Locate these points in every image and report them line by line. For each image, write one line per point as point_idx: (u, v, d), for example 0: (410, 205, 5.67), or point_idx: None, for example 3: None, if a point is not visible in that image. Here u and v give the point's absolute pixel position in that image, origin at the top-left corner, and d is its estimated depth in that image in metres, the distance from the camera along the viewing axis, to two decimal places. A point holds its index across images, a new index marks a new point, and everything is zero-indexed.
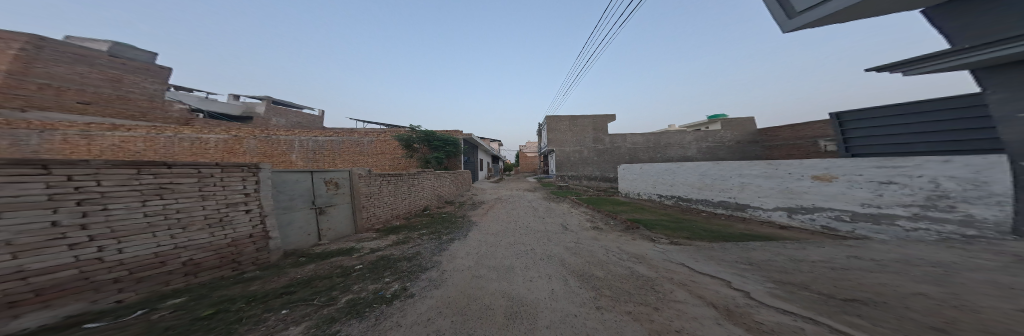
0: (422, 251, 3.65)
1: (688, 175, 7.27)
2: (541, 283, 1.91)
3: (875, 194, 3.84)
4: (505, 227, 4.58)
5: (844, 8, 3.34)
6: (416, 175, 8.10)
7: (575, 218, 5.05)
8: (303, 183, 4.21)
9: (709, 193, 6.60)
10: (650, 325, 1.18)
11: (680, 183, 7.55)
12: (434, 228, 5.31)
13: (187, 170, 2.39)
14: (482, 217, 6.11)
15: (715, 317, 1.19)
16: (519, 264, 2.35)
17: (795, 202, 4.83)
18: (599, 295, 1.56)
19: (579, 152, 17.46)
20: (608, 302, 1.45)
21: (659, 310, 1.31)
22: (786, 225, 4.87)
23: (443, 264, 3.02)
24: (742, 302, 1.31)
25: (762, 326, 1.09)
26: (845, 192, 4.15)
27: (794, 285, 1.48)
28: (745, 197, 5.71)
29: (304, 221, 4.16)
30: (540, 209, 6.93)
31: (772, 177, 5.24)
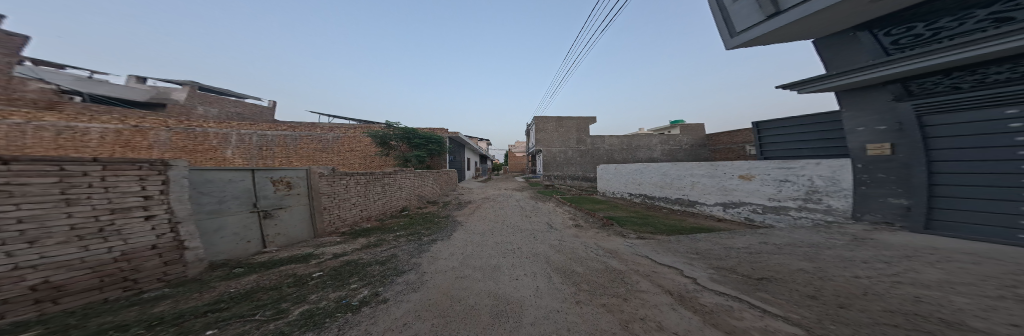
0: (397, 253, 3.44)
1: (653, 175, 8.37)
2: (526, 281, 2.04)
3: (777, 190, 5.01)
4: (490, 227, 4.60)
5: (769, 30, 4.11)
6: (392, 174, 7.53)
7: (559, 216, 5.35)
8: (239, 182, 3.53)
9: (669, 191, 7.70)
10: (620, 316, 1.40)
11: (648, 183, 8.63)
12: (410, 229, 5.00)
13: (39, 167, 1.73)
14: (467, 217, 6.00)
15: (671, 303, 1.45)
16: (505, 264, 2.45)
17: (728, 198, 5.97)
18: (578, 290, 1.74)
19: (563, 153, 18.57)
20: (586, 296, 1.64)
21: (627, 300, 1.53)
22: (722, 217, 6.00)
23: (422, 267, 2.91)
24: (690, 287, 1.61)
25: (704, 307, 1.38)
26: (759, 189, 5.32)
27: (726, 270, 1.88)
28: (695, 194, 6.82)
29: (241, 227, 3.48)
30: (527, 208, 7.14)
31: (712, 176, 6.38)
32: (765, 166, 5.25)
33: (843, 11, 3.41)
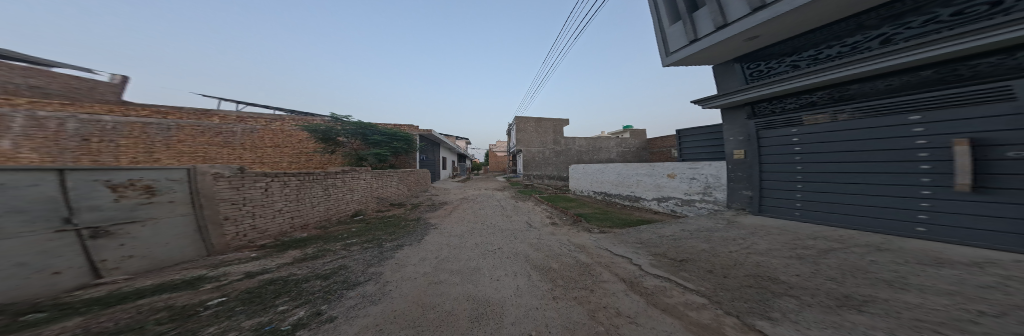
0: (349, 264, 2.96)
1: (609, 174, 9.54)
2: (507, 282, 2.15)
3: (692, 186, 6.29)
4: (467, 228, 4.54)
5: (688, 54, 5.17)
6: (332, 175, 6.82)
7: (535, 215, 5.67)
8: (28, 189, 2.27)
9: (622, 189, 8.85)
10: (588, 307, 1.66)
11: (606, 181, 9.76)
12: (363, 237, 4.33)
13: None
14: (442, 220, 5.64)
15: (624, 289, 1.79)
16: (484, 266, 2.49)
17: (662, 193, 7.18)
18: (554, 286, 1.95)
19: (542, 153, 20.18)
20: (561, 292, 1.85)
21: (593, 291, 1.81)
22: (659, 210, 7.20)
23: (385, 275, 2.63)
24: (637, 273, 2.02)
25: (647, 289, 1.78)
26: (681, 185, 6.59)
27: (661, 255, 2.44)
28: (642, 190, 7.94)
29: (47, 255, 2.23)
30: (508, 208, 7.29)
31: (651, 175, 7.56)
32: (685, 167, 6.51)
33: (732, 45, 4.58)
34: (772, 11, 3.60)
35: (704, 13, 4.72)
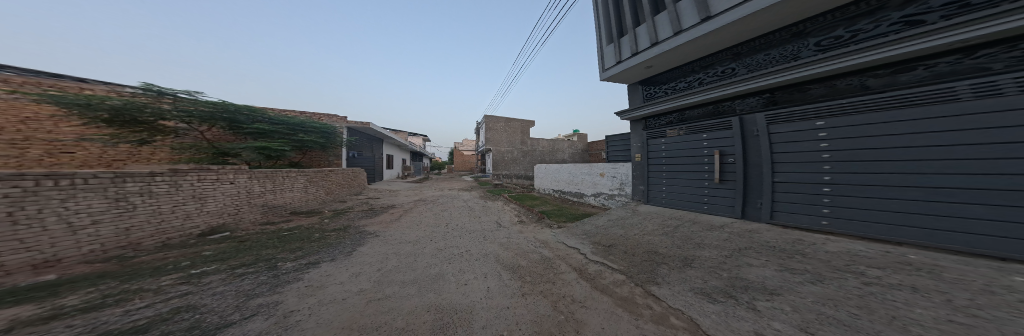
0: (225, 298, 2.03)
1: (559, 173, 9.62)
2: (476, 286, 2.13)
3: (615, 184, 6.95)
4: (416, 236, 4.10)
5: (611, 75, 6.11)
6: (144, 179, 4.31)
7: (499, 214, 5.78)
8: None
9: (568, 187, 9.02)
10: (550, 298, 1.90)
11: (557, 180, 9.79)
12: (236, 262, 2.98)
13: None
14: (386, 228, 4.69)
15: (576, 277, 2.14)
16: (450, 272, 2.43)
17: (594, 189, 7.72)
18: (523, 284, 2.09)
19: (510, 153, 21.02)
20: (529, 288, 2.02)
21: (555, 282, 2.06)
22: (592, 204, 7.75)
23: (297, 301, 1.96)
24: (584, 261, 2.44)
25: (592, 273, 2.21)
26: (608, 183, 7.18)
27: (597, 243, 3.13)
28: (584, 187, 8.15)
29: None
30: (476, 208, 7.12)
31: (589, 173, 7.95)
32: (611, 166, 7.06)
33: (638, 72, 5.70)
34: (669, 44, 4.62)
35: (627, 40, 5.63)
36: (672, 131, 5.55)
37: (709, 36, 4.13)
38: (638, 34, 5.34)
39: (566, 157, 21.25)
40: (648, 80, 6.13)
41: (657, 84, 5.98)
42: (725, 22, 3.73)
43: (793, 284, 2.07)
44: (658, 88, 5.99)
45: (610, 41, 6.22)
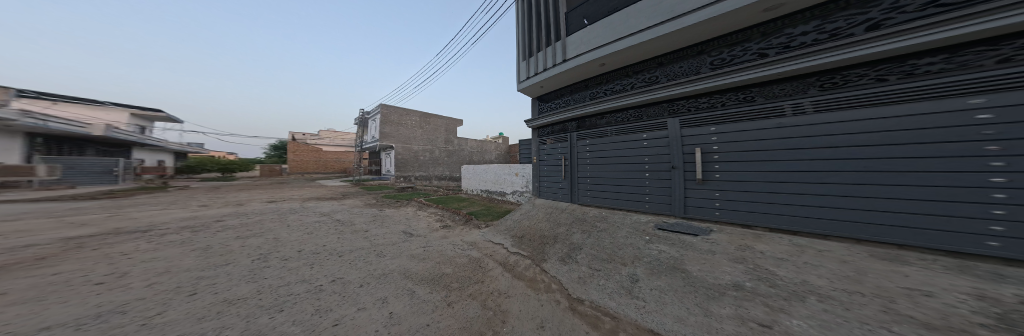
0: None
1: (486, 174, 9.46)
2: (377, 312, 1.73)
3: (523, 181, 7.67)
4: (166, 288, 2.07)
5: (523, 87, 6.20)
6: None
7: (403, 226, 4.75)
8: None
9: (495, 186, 8.98)
10: (477, 297, 2.00)
11: (485, 180, 9.58)
12: None
13: None
14: (49, 284, 2.05)
15: (500, 270, 2.37)
16: (337, 305, 1.84)
17: (509, 187, 8.29)
18: (447, 294, 2.03)
19: (428, 152, 18.04)
20: (456, 296, 2.00)
21: (483, 282, 2.24)
22: (510, 201, 8.18)
23: None
24: (506, 255, 2.78)
25: (510, 264, 2.53)
26: (519, 181, 7.83)
27: (515, 236, 3.63)
28: (506, 187, 8.45)
29: None
30: (378, 218, 5.63)
31: (506, 169, 8.36)
32: (522, 166, 7.70)
33: (532, 91, 6.33)
34: (553, 70, 5.19)
35: (532, 60, 5.95)
36: (548, 141, 6.22)
37: (555, 75, 5.26)
38: (539, 57, 5.71)
39: (492, 159, 20.98)
40: (539, 97, 6.66)
41: (544, 102, 6.55)
42: (583, 61, 4.59)
43: (584, 236, 3.28)
44: (544, 105, 6.55)
45: (522, 58, 6.44)
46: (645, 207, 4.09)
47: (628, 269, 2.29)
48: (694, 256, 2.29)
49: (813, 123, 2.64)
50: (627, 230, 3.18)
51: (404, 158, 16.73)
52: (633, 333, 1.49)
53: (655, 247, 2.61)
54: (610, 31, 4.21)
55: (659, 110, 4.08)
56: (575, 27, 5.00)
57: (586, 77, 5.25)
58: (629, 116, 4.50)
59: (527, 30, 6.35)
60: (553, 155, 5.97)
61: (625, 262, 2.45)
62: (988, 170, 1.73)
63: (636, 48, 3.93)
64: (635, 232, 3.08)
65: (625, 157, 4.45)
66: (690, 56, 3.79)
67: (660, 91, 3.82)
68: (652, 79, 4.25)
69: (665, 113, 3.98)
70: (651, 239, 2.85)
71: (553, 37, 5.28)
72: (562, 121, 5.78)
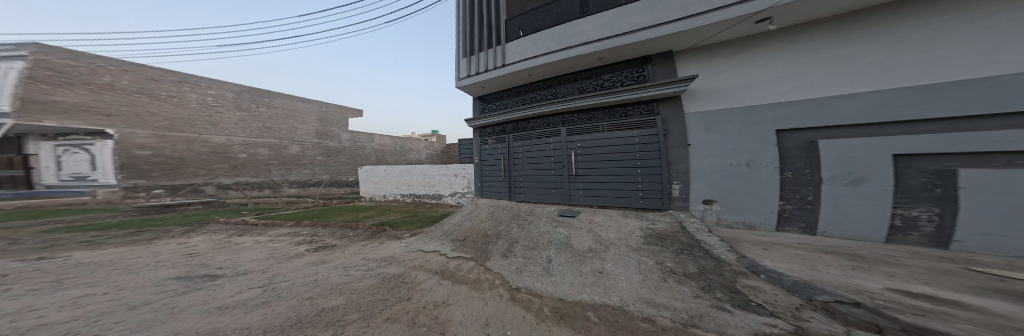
0: None
1: (408, 175, 8.15)
2: None
3: (463, 183, 6.86)
4: None
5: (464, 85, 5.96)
6: None
7: (160, 279, 2.48)
8: None
9: (424, 189, 7.71)
10: (401, 319, 1.61)
11: (403, 182, 8.27)
12: None
13: None
14: None
15: (437, 279, 1.98)
16: None
17: (446, 189, 7.20)
18: (347, 328, 1.48)
19: (271, 146, 11.82)
20: (362, 326, 1.50)
21: (409, 299, 1.83)
22: (451, 204, 7.12)
23: None
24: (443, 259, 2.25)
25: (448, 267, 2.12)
26: (458, 183, 6.94)
27: None
28: (443, 189, 7.27)
29: None
30: (123, 263, 2.97)
31: (445, 169, 7.28)
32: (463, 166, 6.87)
33: (473, 90, 6.19)
34: (495, 73, 5.32)
35: (475, 59, 5.89)
36: (489, 141, 6.17)
37: (495, 79, 5.46)
38: (480, 56, 5.70)
39: (421, 158, 17.25)
40: (480, 98, 6.61)
41: (487, 103, 6.54)
42: (518, 69, 4.96)
43: (512, 229, 3.27)
44: (487, 105, 6.51)
45: (463, 56, 6.23)
46: (558, 199, 4.91)
47: (546, 252, 2.48)
48: (602, 234, 2.93)
49: (624, 136, 4.28)
50: (544, 219, 3.56)
51: (173, 160, 9.42)
52: (554, 306, 1.76)
53: (559, 231, 3.07)
54: (538, 47, 4.81)
55: (558, 120, 5.02)
56: (515, 36, 5.35)
57: (519, 84, 5.71)
58: (541, 124, 5.24)
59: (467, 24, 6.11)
60: (493, 156, 6.01)
61: (555, 243, 2.73)
62: (650, 166, 4.09)
63: (557, 65, 4.66)
64: (549, 220, 3.51)
65: (544, 157, 5.13)
66: (572, 80, 5.06)
67: (559, 106, 4.69)
68: (552, 95, 5.33)
69: (561, 124, 4.97)
70: (557, 224, 3.37)
71: (495, 40, 5.43)
72: (501, 122, 5.82)
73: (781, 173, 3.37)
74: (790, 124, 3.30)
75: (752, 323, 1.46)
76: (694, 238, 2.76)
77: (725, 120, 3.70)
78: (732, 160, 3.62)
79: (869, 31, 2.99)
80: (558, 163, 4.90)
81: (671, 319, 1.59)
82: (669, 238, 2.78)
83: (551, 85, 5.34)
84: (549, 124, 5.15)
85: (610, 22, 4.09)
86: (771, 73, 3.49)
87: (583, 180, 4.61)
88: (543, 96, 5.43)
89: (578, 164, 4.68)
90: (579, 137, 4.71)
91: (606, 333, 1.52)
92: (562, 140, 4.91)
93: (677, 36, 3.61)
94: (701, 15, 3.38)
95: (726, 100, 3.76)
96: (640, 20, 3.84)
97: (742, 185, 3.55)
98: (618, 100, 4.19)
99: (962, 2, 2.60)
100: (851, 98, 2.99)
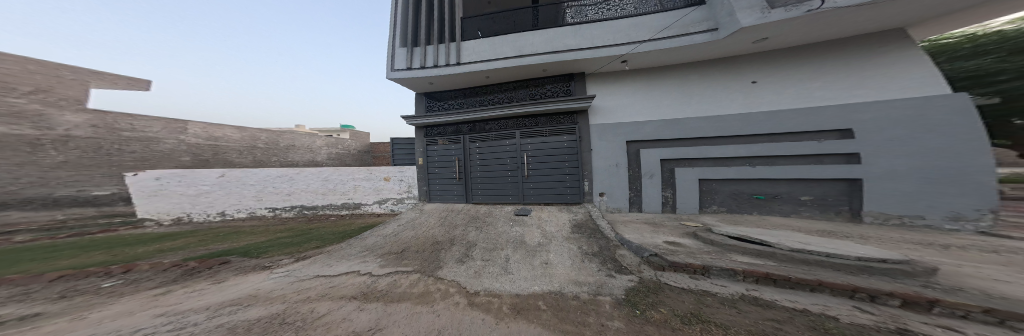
0: None
1: (280, 185, 6.15)
2: None
3: (400, 191, 6.49)
4: None
5: (405, 77, 5.16)
6: None
7: None
8: None
9: (320, 199, 6.31)
10: None
11: (271, 193, 6.07)
12: None
13: None
14: None
15: (355, 305, 1.37)
16: None
17: (379, 196, 6.48)
18: None
19: None
20: None
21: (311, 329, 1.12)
22: (381, 212, 6.41)
23: None
24: (369, 281, 1.59)
25: (379, 291, 1.53)
26: (392, 188, 6.47)
27: (388, 253, 2.24)
28: (363, 195, 6.47)
29: None
30: None
31: (368, 178, 6.55)
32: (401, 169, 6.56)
33: (416, 83, 5.42)
34: (447, 70, 4.94)
35: (421, 50, 5.22)
36: (442, 142, 5.66)
37: (448, 76, 5.06)
38: (425, 50, 5.15)
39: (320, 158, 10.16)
40: (429, 94, 5.98)
41: (435, 101, 5.98)
42: (475, 70, 4.79)
43: (474, 234, 3.02)
44: (435, 104, 5.98)
45: (405, 45, 5.44)
46: (515, 199, 5.09)
47: (503, 252, 2.53)
48: (551, 232, 3.34)
49: (562, 141, 4.82)
50: (503, 220, 3.74)
51: None
52: (512, 305, 1.69)
53: (516, 229, 3.30)
54: (494, 50, 4.73)
55: (513, 123, 5.13)
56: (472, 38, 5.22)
57: (475, 84, 5.54)
58: (498, 126, 5.23)
59: (410, 9, 5.38)
60: (447, 158, 5.56)
61: (514, 244, 2.80)
62: (576, 165, 4.76)
63: (512, 69, 4.75)
64: (508, 220, 3.76)
65: (500, 158, 5.16)
66: (527, 85, 5.29)
67: (511, 110, 4.82)
68: (504, 99, 5.45)
69: (516, 127, 5.09)
70: (514, 223, 3.63)
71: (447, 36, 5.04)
72: (456, 122, 5.45)
73: (628, 170, 4.60)
74: (633, 135, 4.52)
75: (622, 283, 2.25)
76: (594, 221, 3.83)
77: (606, 131, 4.68)
78: (608, 163, 4.66)
79: (662, 78, 4.58)
80: (517, 163, 5.03)
81: (586, 293, 2.07)
82: (588, 227, 3.63)
83: (507, 88, 5.42)
84: (503, 126, 5.19)
85: (548, 40, 4.46)
86: (620, 99, 4.72)
87: (540, 177, 4.93)
88: (498, 99, 5.50)
89: (533, 162, 4.96)
90: (533, 138, 4.96)
91: (553, 317, 1.69)
92: (517, 140, 5.03)
93: (591, 61, 4.39)
94: (602, 47, 4.22)
95: (603, 116, 4.73)
96: (569, 42, 4.38)
97: (615, 182, 4.63)
98: (561, 107, 4.64)
99: (678, 79, 4.50)
100: (652, 124, 4.45)
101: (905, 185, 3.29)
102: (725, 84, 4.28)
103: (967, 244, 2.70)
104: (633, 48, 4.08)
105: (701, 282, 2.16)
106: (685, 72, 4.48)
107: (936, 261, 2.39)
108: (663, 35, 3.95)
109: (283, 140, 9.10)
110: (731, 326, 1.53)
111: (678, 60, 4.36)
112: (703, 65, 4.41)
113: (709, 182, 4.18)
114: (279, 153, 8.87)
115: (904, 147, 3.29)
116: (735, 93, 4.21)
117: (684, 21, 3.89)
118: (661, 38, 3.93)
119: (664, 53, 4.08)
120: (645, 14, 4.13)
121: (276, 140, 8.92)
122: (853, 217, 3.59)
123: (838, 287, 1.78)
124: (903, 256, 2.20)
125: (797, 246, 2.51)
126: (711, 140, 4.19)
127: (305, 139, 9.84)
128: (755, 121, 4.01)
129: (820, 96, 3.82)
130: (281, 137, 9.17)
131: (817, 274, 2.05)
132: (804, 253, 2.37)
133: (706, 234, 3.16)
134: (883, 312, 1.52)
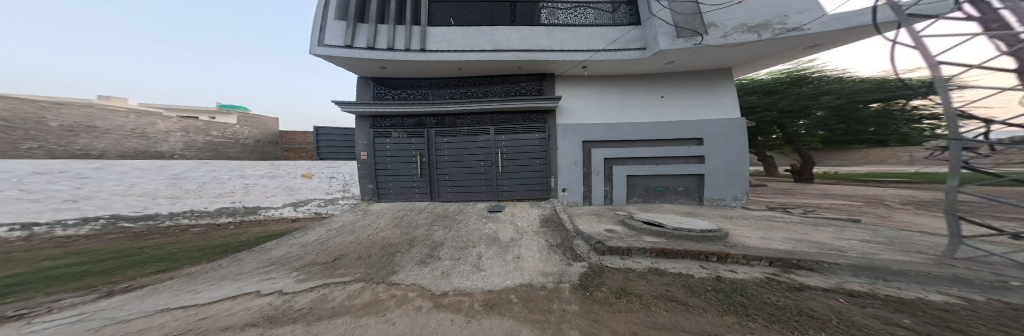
0: None
1: (53, 188, 3.54)
2: None
3: (325, 192, 5.07)
4: None
5: (343, 56, 4.26)
6: None
7: None
8: None
9: (160, 206, 4.07)
10: None
11: (17, 202, 3.37)
12: None
13: None
14: None
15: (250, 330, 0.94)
16: None
17: (295, 196, 4.88)
18: None
19: None
20: None
21: None
22: (295, 218, 4.73)
23: None
24: (277, 303, 1.22)
25: (298, 308, 1.14)
26: (315, 186, 5.02)
27: (313, 265, 1.93)
28: (257, 199, 4.66)
29: None
30: None
31: (274, 176, 4.89)
32: (326, 164, 5.24)
33: (361, 64, 4.55)
34: (407, 55, 4.45)
35: (369, 27, 4.49)
36: (397, 135, 5.11)
37: (409, 62, 4.57)
38: (377, 29, 4.49)
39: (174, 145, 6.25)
40: (381, 80, 5.22)
41: (387, 88, 5.26)
42: (446, 58, 4.53)
43: (444, 235, 2.77)
44: (388, 91, 5.25)
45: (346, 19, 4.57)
46: (489, 196, 5.15)
47: (475, 249, 2.41)
48: (519, 227, 3.40)
49: (531, 139, 5.12)
50: (474, 217, 3.63)
51: None
52: (481, 302, 1.52)
53: (489, 227, 3.21)
54: (467, 41, 4.66)
55: (486, 119, 5.14)
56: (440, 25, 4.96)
57: (444, 74, 5.20)
58: (469, 121, 5.13)
59: None
60: (406, 151, 5.08)
61: (487, 241, 2.69)
62: (542, 160, 5.16)
63: (485, 63, 4.76)
64: (478, 217, 3.67)
65: (466, 154, 5.09)
66: (498, 82, 5.42)
67: (482, 104, 4.79)
68: (476, 93, 5.40)
69: (489, 123, 5.14)
70: (487, 220, 3.54)
71: (410, 17, 4.58)
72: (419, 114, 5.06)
73: (584, 168, 5.28)
74: (588, 135, 5.23)
75: (578, 270, 2.45)
76: (557, 214, 4.18)
77: (568, 130, 5.22)
78: (569, 161, 5.20)
79: (607, 86, 5.56)
80: (489, 158, 5.07)
81: (552, 282, 2.13)
82: (552, 221, 3.91)
83: (480, 80, 5.40)
84: (470, 120, 5.11)
85: (523, 38, 4.78)
86: (577, 103, 5.41)
87: (512, 172, 5.12)
88: (467, 93, 5.38)
89: (505, 155, 5.10)
90: (503, 136, 5.09)
91: (525, 308, 1.60)
92: (489, 133, 5.08)
93: (560, 63, 4.90)
94: (568, 51, 4.79)
95: (566, 116, 5.32)
96: (542, 43, 4.82)
97: (572, 177, 5.20)
98: (534, 105, 4.89)
99: (616, 90, 5.56)
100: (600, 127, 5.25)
101: (728, 180, 5.15)
102: (649, 94, 5.54)
103: (742, 215, 4.57)
104: (590, 56, 4.81)
105: (619, 261, 2.67)
106: (621, 84, 5.59)
107: (730, 228, 3.90)
108: (613, 46, 4.89)
109: (68, 118, 4.56)
110: (643, 294, 1.92)
111: (617, 71, 5.41)
112: (634, 79, 5.61)
113: (638, 179, 5.33)
114: (53, 140, 4.29)
115: (739, 147, 5.12)
116: (655, 102, 5.50)
117: (626, 38, 4.96)
118: (612, 50, 4.80)
119: (612, 63, 4.96)
120: (603, 25, 5.06)
121: (45, 117, 4.32)
122: (701, 201, 5.33)
123: (692, 254, 2.69)
124: (712, 225, 3.62)
125: (678, 227, 3.39)
126: (641, 142, 5.31)
127: (136, 123, 5.43)
128: (663, 128, 5.26)
129: (699, 112, 5.41)
130: (57, 112, 4.53)
131: (683, 244, 3.02)
132: (686, 234, 3.25)
133: (630, 221, 3.96)
134: (711, 266, 2.50)
